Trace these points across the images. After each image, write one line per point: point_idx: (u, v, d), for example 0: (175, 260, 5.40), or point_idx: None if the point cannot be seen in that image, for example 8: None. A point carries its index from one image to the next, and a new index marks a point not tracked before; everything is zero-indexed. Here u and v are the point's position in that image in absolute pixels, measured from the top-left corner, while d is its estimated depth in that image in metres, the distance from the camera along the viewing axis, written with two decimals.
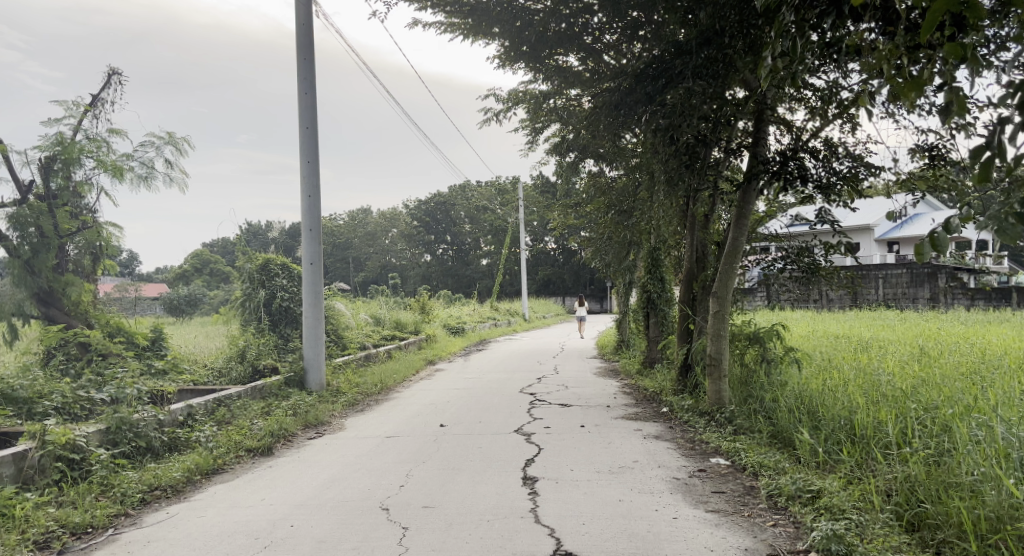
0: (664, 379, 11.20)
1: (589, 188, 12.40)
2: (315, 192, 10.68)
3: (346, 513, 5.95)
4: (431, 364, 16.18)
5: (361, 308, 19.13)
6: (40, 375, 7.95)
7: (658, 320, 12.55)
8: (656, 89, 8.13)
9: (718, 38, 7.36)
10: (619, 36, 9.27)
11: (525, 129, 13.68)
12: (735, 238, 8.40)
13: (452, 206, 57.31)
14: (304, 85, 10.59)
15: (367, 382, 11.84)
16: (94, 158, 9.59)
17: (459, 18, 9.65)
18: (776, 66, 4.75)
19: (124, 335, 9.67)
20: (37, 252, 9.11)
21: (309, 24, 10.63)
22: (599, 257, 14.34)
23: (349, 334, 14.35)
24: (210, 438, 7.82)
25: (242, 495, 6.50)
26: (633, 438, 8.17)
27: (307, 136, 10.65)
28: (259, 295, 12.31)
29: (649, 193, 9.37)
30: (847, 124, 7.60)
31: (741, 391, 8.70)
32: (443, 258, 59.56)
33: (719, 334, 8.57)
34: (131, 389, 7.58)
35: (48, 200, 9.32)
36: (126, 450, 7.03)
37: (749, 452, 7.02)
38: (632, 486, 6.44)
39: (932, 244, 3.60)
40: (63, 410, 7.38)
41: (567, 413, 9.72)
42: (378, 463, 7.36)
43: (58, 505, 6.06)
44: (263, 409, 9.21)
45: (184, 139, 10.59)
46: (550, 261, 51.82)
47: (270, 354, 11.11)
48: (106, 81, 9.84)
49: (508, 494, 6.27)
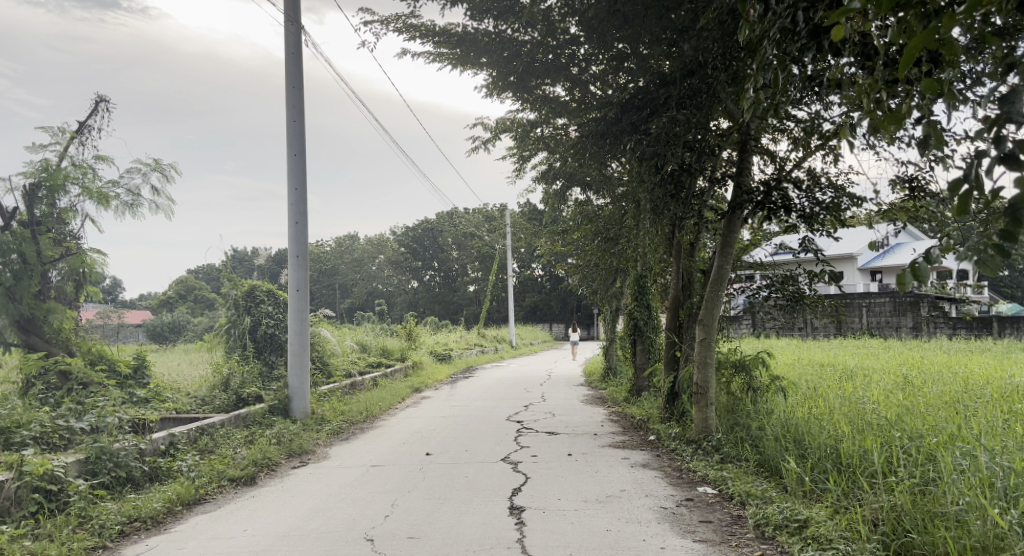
0: (650, 407, 11.17)
1: (577, 215, 12.50)
2: (303, 218, 10.67)
3: (331, 544, 5.88)
4: (418, 391, 16.15)
5: (347, 335, 19.10)
6: (20, 404, 7.79)
7: (644, 347, 12.57)
8: (641, 118, 8.27)
9: (701, 69, 7.49)
10: (605, 67, 9.34)
11: (511, 156, 13.85)
12: (721, 265, 8.43)
13: (440, 232, 57.63)
14: (293, 112, 10.65)
15: (352, 410, 11.74)
16: (80, 185, 9.55)
17: (447, 48, 9.94)
18: (759, 98, 4.84)
19: (105, 363, 9.60)
20: (19, 279, 9.02)
21: (298, 53, 10.68)
22: (585, 284, 14.42)
23: (333, 361, 14.34)
24: (192, 468, 7.72)
25: (224, 525, 6.42)
26: (620, 467, 8.14)
27: (295, 162, 10.64)
28: (244, 321, 12.31)
29: (634, 221, 9.43)
30: (830, 154, 7.68)
31: (728, 418, 8.68)
32: (429, 283, 59.45)
33: (705, 362, 8.55)
34: (111, 418, 7.50)
35: (32, 226, 9.24)
36: (106, 481, 6.92)
37: (736, 481, 7.00)
38: (620, 515, 6.40)
39: (913, 273, 3.58)
40: (41, 439, 7.23)
41: (554, 441, 9.68)
42: (362, 492, 7.29)
43: (34, 538, 5.90)
44: (247, 438, 9.13)
45: (171, 165, 10.62)
46: (536, 287, 52.14)
47: (255, 383, 11.08)
48: (93, 108, 9.79)
49: (495, 524, 6.21)
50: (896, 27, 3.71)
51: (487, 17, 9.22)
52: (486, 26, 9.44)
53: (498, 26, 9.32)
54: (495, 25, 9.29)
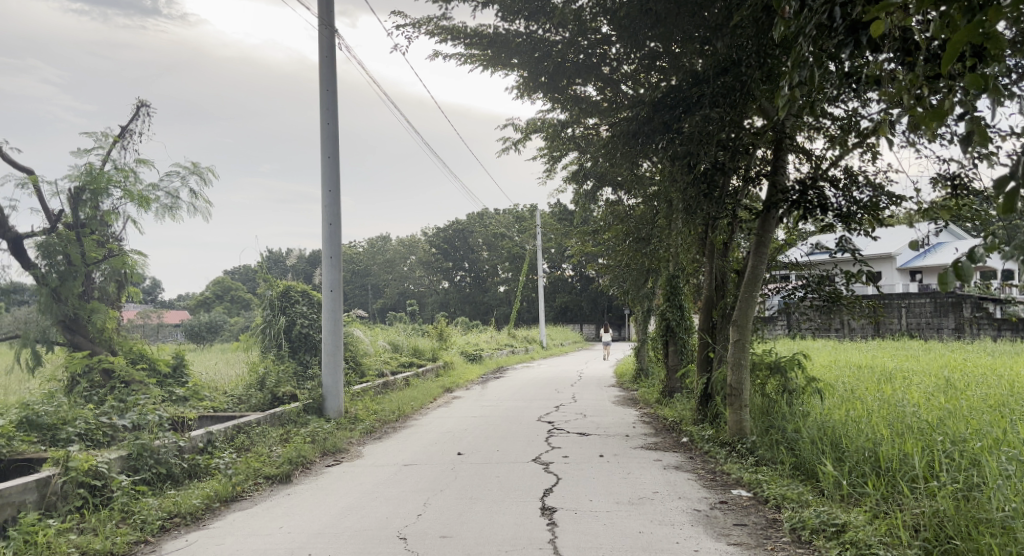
0: (683, 408, 11.11)
1: (608, 215, 12.46)
2: (337, 220, 10.77)
3: (364, 542, 5.93)
4: (449, 391, 16.21)
5: (379, 335, 19.24)
6: (66, 402, 7.93)
7: (677, 348, 12.49)
8: (674, 117, 8.20)
9: (734, 68, 7.39)
10: (637, 66, 9.30)
11: (542, 157, 13.85)
12: (755, 266, 8.35)
13: (470, 233, 57.83)
14: (327, 116, 10.76)
15: (384, 409, 11.84)
16: (122, 188, 9.74)
17: (479, 49, 9.96)
18: (795, 96, 4.79)
19: (146, 362, 9.81)
20: (64, 280, 9.21)
21: (332, 56, 10.79)
22: (616, 284, 14.38)
23: (366, 361, 14.48)
24: (229, 466, 7.84)
25: (261, 522, 6.50)
26: (653, 469, 8.10)
27: (329, 165, 10.76)
28: (279, 322, 12.48)
29: (666, 221, 9.35)
30: (867, 152, 7.57)
31: (763, 421, 8.59)
32: (460, 284, 59.64)
33: (739, 363, 8.47)
34: (152, 416, 7.63)
35: (77, 228, 9.45)
36: (147, 477, 7.06)
37: (771, 484, 6.93)
38: (652, 517, 6.38)
39: (956, 273, 3.52)
40: (86, 436, 7.37)
41: (585, 442, 9.67)
42: (394, 491, 7.33)
43: (79, 532, 6.03)
44: (282, 436, 9.27)
45: (209, 168, 10.79)
46: (567, 287, 52.14)
47: (290, 382, 11.22)
48: (134, 113, 9.97)
49: (527, 525, 6.22)
50: (938, 21, 3.64)
51: (518, 18, 9.27)
52: (518, 26, 9.46)
53: (530, 26, 9.34)
54: (527, 25, 9.30)
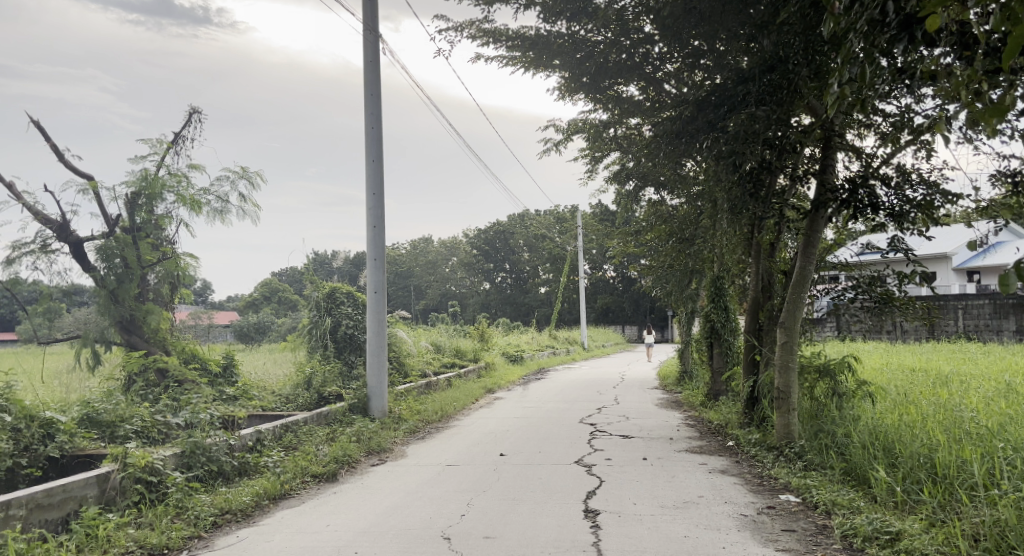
0: (729, 411, 10.97)
1: (651, 216, 12.37)
2: (381, 223, 10.87)
3: (408, 541, 5.97)
4: (491, 392, 16.25)
5: (422, 336, 19.37)
6: (123, 400, 8.12)
7: (722, 350, 12.33)
8: (719, 115, 8.09)
9: (782, 64, 7.36)
10: (681, 65, 9.20)
11: (584, 158, 13.80)
12: (803, 267, 8.20)
13: (511, 235, 57.91)
14: (371, 120, 10.87)
15: (427, 410, 11.91)
16: (175, 193, 9.95)
17: (521, 51, 9.99)
18: (845, 94, 4.71)
19: (198, 362, 10.06)
20: (121, 282, 9.44)
21: (377, 60, 10.90)
22: (660, 285, 14.27)
23: (409, 362, 14.60)
24: (278, 464, 7.97)
25: (308, 520, 6.59)
26: (698, 473, 8.01)
27: (374, 168, 10.87)
28: (325, 323, 12.65)
29: (711, 221, 9.23)
30: (922, 150, 7.41)
31: (812, 425, 8.43)
32: (502, 285, 59.73)
33: (787, 366, 8.34)
34: (204, 415, 7.79)
35: (133, 232, 9.67)
36: (200, 474, 7.21)
37: (820, 489, 6.81)
38: (698, 522, 6.31)
39: (1020, 275, 3.42)
40: (142, 433, 7.55)
41: (628, 445, 9.61)
42: (438, 491, 7.37)
43: (137, 526, 6.18)
44: (328, 435, 9.39)
45: (257, 173, 10.99)
46: (610, 288, 51.92)
47: (335, 382, 11.36)
48: (187, 119, 10.17)
49: (570, 527, 6.20)
50: (999, 15, 3.55)
51: (559, 19, 9.30)
52: (560, 27, 9.46)
53: (572, 27, 9.34)
54: (569, 26, 9.32)
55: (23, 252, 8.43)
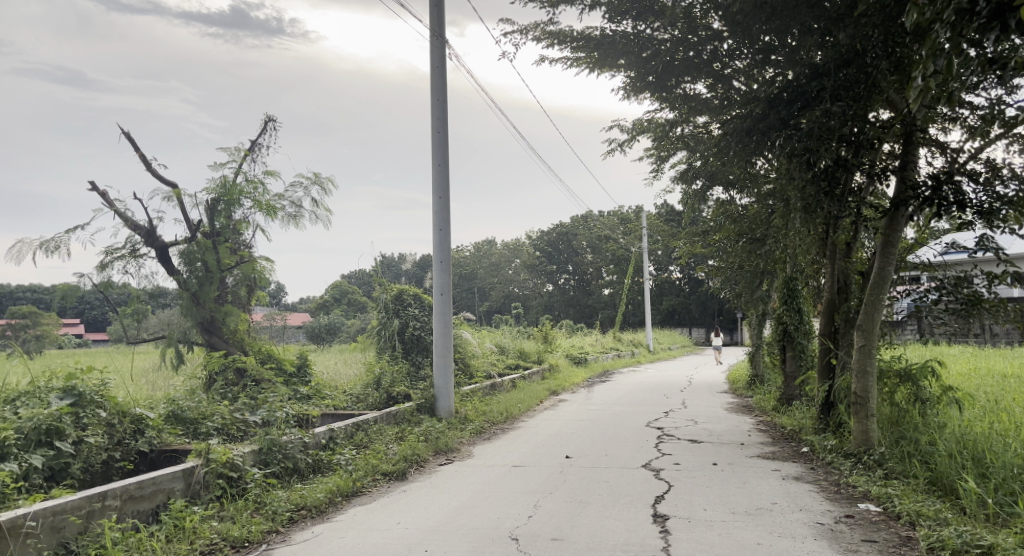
0: (803, 417, 10.68)
1: (719, 217, 12.13)
2: (447, 225, 10.95)
3: (477, 541, 5.98)
4: (557, 394, 16.19)
5: (486, 337, 19.44)
6: (205, 398, 8.37)
7: (795, 354, 12.01)
8: (793, 112, 7.88)
9: (859, 59, 7.35)
10: (751, 62, 8.99)
11: (649, 157, 13.64)
12: (882, 268, 7.89)
13: (575, 236, 57.73)
14: (438, 123, 10.96)
15: (493, 411, 11.94)
16: (251, 199, 10.20)
17: (586, 51, 9.87)
18: (930, 85, 4.53)
19: (274, 361, 10.25)
20: (202, 285, 9.75)
21: (444, 65, 10.99)
22: (729, 287, 14.02)
23: (475, 363, 14.67)
24: (350, 462, 8.10)
25: (379, 518, 6.67)
26: (771, 479, 7.81)
27: (440, 172, 10.96)
28: (393, 324, 12.81)
29: (783, 221, 8.98)
30: (1014, 144, 7.07)
31: (892, 431, 8.11)
32: (566, 287, 59.56)
33: (865, 371, 8.05)
34: (281, 413, 7.98)
35: (214, 237, 9.98)
36: (276, 471, 7.37)
37: (903, 499, 6.56)
38: (772, 529, 6.15)
39: None
40: (222, 430, 7.77)
41: (698, 449, 9.44)
42: (506, 492, 7.36)
43: (219, 519, 6.36)
44: (398, 434, 9.49)
45: (330, 179, 11.21)
46: (677, 290, 51.25)
47: (403, 382, 11.48)
48: (263, 128, 10.45)
49: (639, 531, 6.12)
50: None
51: (626, 19, 9.22)
52: (625, 27, 9.37)
53: (638, 26, 9.24)
54: (635, 25, 9.22)
55: (115, 256, 8.76)
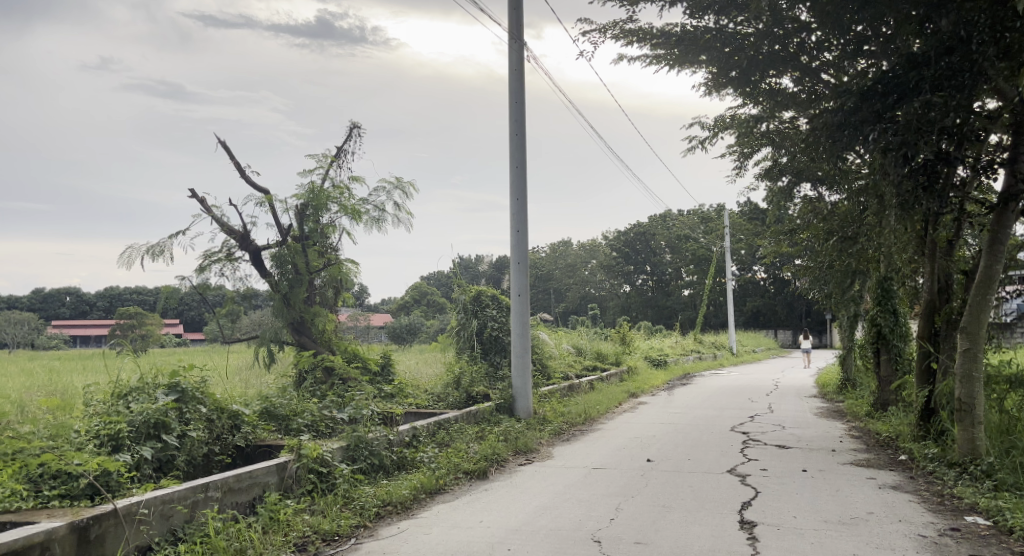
0: (899, 422, 10.34)
1: (805, 215, 11.84)
2: (524, 227, 11.02)
3: (561, 542, 6.01)
4: (635, 396, 16.07)
5: (563, 338, 19.44)
6: (296, 396, 8.66)
7: (891, 357, 11.59)
8: (888, 105, 7.58)
9: (963, 45, 6.99)
10: (841, 54, 8.77)
11: (731, 154, 13.42)
12: (989, 266, 7.58)
13: (653, 236, 57.10)
14: (516, 126, 11.05)
15: (572, 412, 11.96)
16: (338, 204, 10.51)
17: (665, 49, 9.82)
18: None
19: (359, 360, 10.49)
20: (292, 286, 10.08)
21: (521, 68, 11.07)
22: (817, 287, 13.68)
23: (552, 364, 14.70)
24: (432, 459, 8.26)
25: (462, 516, 6.79)
26: (867, 487, 7.59)
27: (517, 174, 11.05)
28: (471, 324, 12.98)
29: (878, 219, 8.71)
30: None
31: (1002, 439, 7.78)
32: (644, 288, 58.95)
33: (970, 377, 7.72)
34: (367, 411, 8.22)
35: (303, 241, 10.31)
36: (363, 467, 7.58)
37: (1015, 513, 6.29)
38: (868, 540, 5.98)
39: None
40: (312, 427, 8.04)
41: (787, 455, 9.24)
42: (587, 494, 7.37)
43: (311, 512, 6.58)
44: (478, 434, 9.61)
45: (411, 183, 11.45)
46: (761, 291, 50.11)
47: (483, 382, 11.62)
48: (348, 134, 10.76)
49: (725, 538, 6.04)
50: None
51: (708, 14, 9.10)
52: (707, 23, 9.26)
53: (720, 21, 9.13)
54: (717, 20, 9.10)
55: (212, 260, 9.17)
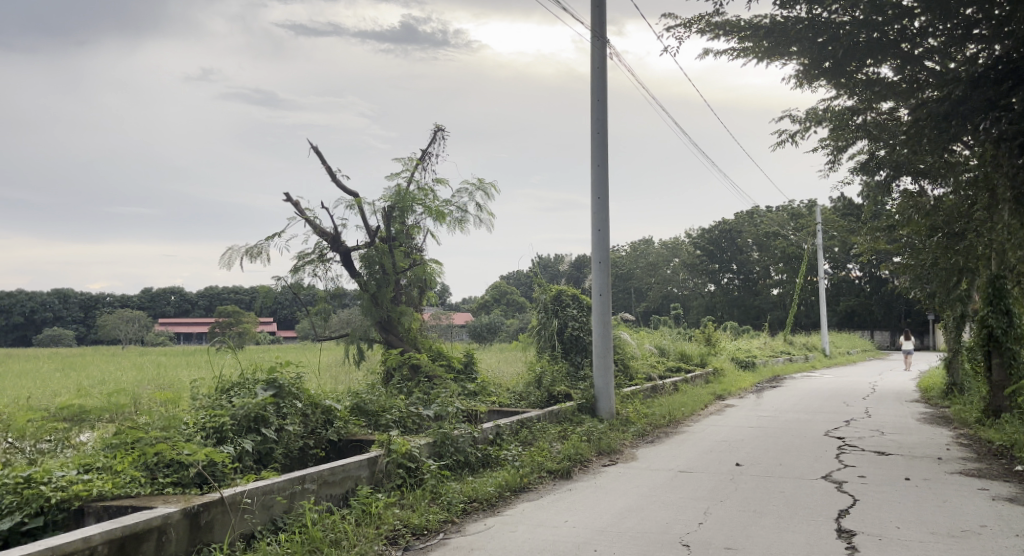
0: (1012, 428, 9.83)
1: (904, 211, 11.33)
2: (606, 226, 10.91)
3: (648, 545, 5.93)
4: (721, 398, 15.72)
5: (646, 339, 19.19)
6: (383, 392, 8.83)
7: (1003, 362, 10.94)
8: (1001, 93, 7.23)
9: None
10: (947, 39, 8.37)
11: (824, 148, 12.98)
12: None
13: (738, 235, 55.81)
14: (599, 125, 10.97)
15: (655, 414, 11.79)
16: (423, 205, 10.64)
17: (755, 41, 9.58)
18: None
19: (444, 359, 10.70)
20: (380, 286, 10.29)
21: (603, 66, 10.98)
22: (920, 286, 13.15)
23: (634, 365, 14.53)
24: (516, 458, 8.28)
25: (548, 515, 6.77)
26: (977, 499, 7.20)
27: (599, 173, 10.96)
28: (553, 324, 12.95)
29: (989, 214, 8.22)
30: None
31: None
32: (728, 288, 57.66)
33: None
34: (452, 408, 8.35)
35: (389, 242, 10.46)
36: (449, 463, 7.66)
37: None
38: None
39: None
40: (399, 423, 8.17)
41: (887, 462, 8.86)
42: (673, 497, 7.25)
43: (400, 507, 6.69)
44: (561, 433, 9.58)
45: (493, 184, 11.52)
46: (854, 291, 48.33)
47: (564, 381, 11.58)
48: (433, 137, 10.91)
49: (821, 546, 5.84)
50: None
51: (799, 3, 8.79)
52: (798, 13, 8.98)
53: (813, 11, 8.82)
54: (810, 10, 8.80)
55: (305, 261, 9.44)
